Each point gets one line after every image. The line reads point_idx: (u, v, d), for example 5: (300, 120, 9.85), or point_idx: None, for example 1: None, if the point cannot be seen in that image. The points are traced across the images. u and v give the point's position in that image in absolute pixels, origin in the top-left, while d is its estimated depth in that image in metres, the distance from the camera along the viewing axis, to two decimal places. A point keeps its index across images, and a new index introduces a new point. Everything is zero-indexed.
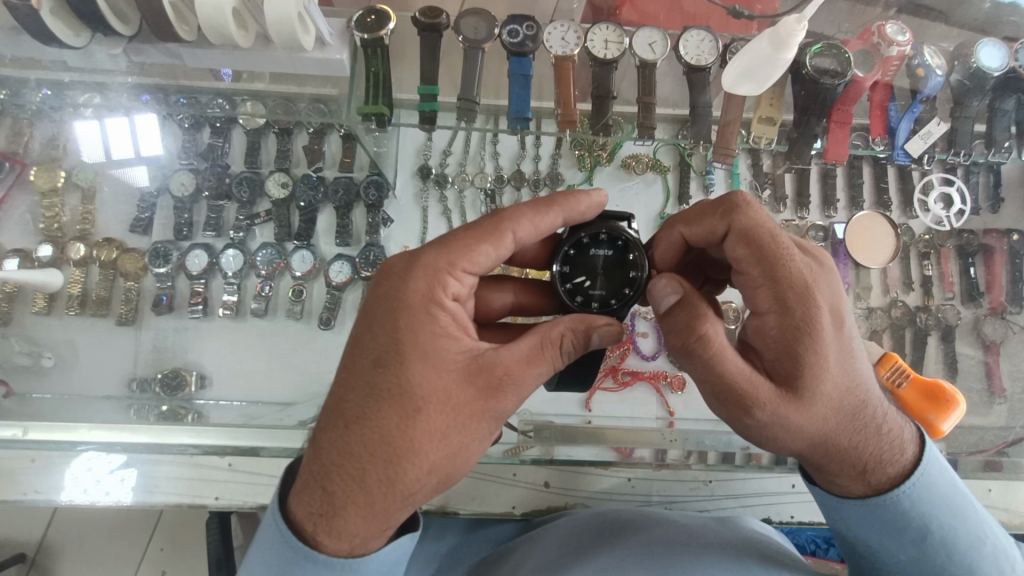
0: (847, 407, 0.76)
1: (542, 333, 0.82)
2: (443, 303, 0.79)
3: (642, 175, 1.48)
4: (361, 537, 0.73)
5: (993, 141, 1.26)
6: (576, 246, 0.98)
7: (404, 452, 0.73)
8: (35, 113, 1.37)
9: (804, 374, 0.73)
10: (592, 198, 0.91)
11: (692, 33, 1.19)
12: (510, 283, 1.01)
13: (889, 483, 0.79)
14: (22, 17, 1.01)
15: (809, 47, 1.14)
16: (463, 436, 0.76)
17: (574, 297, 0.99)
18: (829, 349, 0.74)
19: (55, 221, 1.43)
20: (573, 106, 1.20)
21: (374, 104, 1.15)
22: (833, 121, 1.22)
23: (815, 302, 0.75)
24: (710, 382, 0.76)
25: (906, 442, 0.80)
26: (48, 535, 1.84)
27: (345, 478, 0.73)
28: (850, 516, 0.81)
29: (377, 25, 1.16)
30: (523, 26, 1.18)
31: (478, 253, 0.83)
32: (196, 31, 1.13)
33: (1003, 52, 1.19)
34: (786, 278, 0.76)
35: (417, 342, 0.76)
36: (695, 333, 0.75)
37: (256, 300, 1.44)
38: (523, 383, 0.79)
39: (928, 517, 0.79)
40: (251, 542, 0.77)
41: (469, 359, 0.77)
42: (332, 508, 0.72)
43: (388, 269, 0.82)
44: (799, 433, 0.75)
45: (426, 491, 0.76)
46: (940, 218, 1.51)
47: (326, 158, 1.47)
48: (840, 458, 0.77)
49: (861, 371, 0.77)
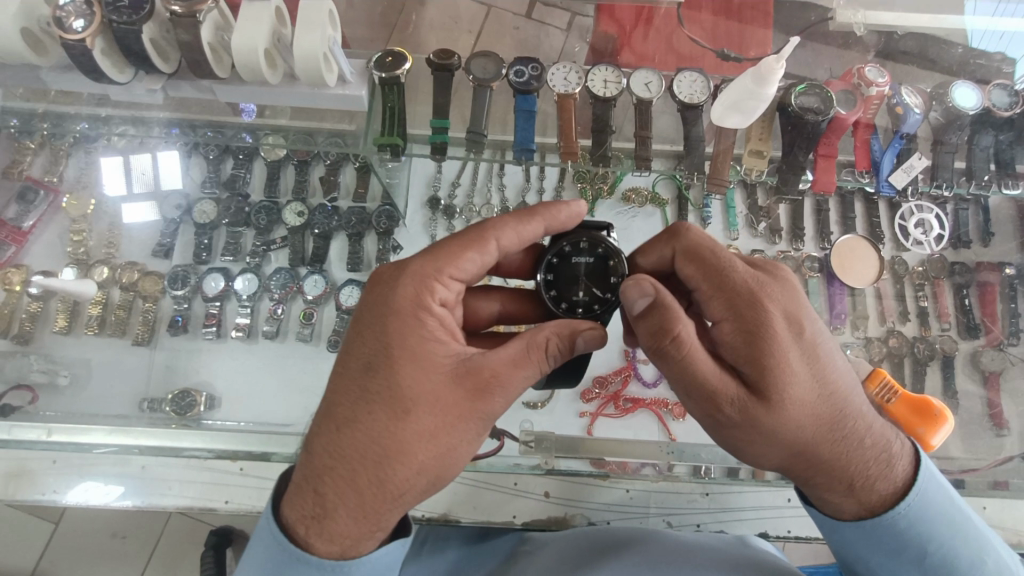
0: (822, 416, 0.78)
1: (528, 338, 0.85)
2: (431, 308, 0.83)
3: (642, 207, 1.55)
4: (352, 538, 0.76)
5: (974, 174, 1.32)
6: (559, 254, 1.04)
7: (393, 453, 0.76)
8: (72, 144, 1.47)
9: (767, 379, 0.76)
10: (571, 208, 0.96)
11: (686, 74, 1.28)
12: (497, 293, 1.07)
13: (881, 501, 0.81)
14: (76, 57, 1.11)
15: (793, 87, 1.22)
16: (451, 437, 0.79)
17: (560, 304, 1.05)
18: (791, 355, 0.77)
19: (82, 245, 1.50)
20: (574, 140, 1.28)
21: (389, 135, 1.24)
22: (819, 154, 1.29)
23: (768, 309, 0.78)
24: (684, 381, 0.79)
25: (895, 457, 0.81)
26: (41, 566, 1.83)
27: (337, 480, 0.76)
28: (848, 535, 0.83)
29: (394, 64, 1.25)
30: (529, 67, 1.28)
31: (464, 261, 0.88)
32: (229, 70, 1.23)
33: (977, 93, 1.29)
34: (737, 287, 0.81)
35: (406, 347, 0.80)
36: (671, 333, 0.77)
37: (268, 322, 1.49)
38: (509, 385, 0.82)
39: (927, 537, 0.81)
40: (248, 545, 0.81)
41: (456, 362, 0.81)
42: (324, 509, 0.76)
43: (379, 278, 0.87)
44: (774, 439, 0.78)
45: (415, 492, 0.79)
46: (923, 243, 1.58)
47: (341, 188, 1.57)
48: (824, 470, 0.79)
49: (834, 378, 0.79)
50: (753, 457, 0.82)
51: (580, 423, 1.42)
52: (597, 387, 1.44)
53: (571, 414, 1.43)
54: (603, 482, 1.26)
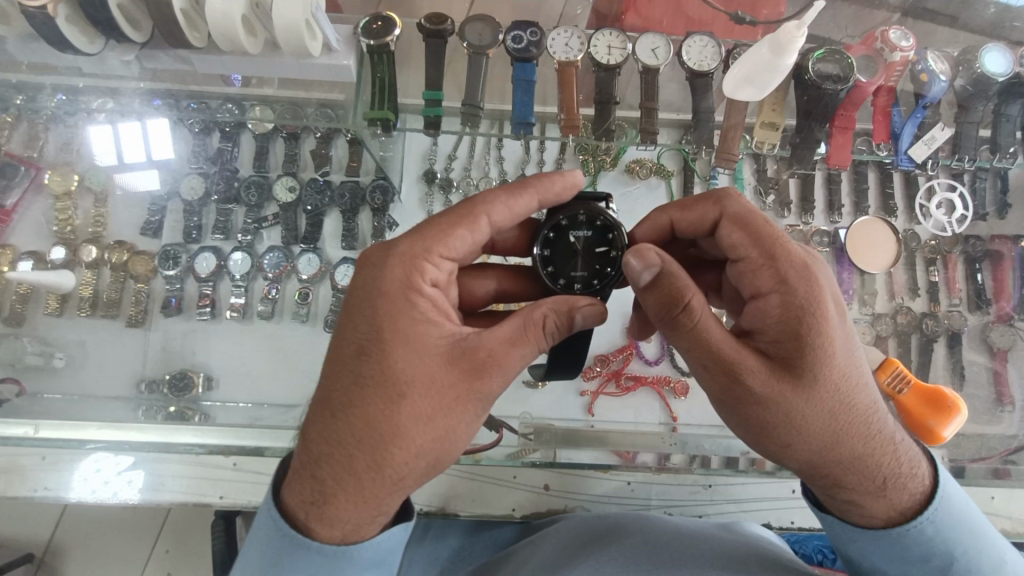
0: (858, 403, 0.74)
1: (523, 315, 0.80)
2: (421, 289, 0.78)
3: (646, 180, 1.48)
4: (353, 523, 0.74)
5: (998, 146, 1.27)
6: (555, 229, 0.98)
7: (390, 437, 0.73)
8: (49, 117, 1.40)
9: (811, 352, 0.72)
10: (567, 178, 0.90)
11: (695, 39, 1.19)
12: (493, 271, 1.02)
13: (911, 506, 0.77)
14: (39, 26, 1.04)
15: (811, 53, 1.14)
16: (449, 418, 0.76)
17: (557, 280, 0.99)
18: (834, 332, 0.74)
19: (68, 223, 1.45)
20: (575, 112, 1.21)
21: (380, 109, 1.17)
22: (835, 126, 1.22)
23: (819, 283, 0.76)
24: (696, 351, 0.76)
25: (918, 458, 0.78)
26: (57, 536, 1.86)
27: (335, 465, 0.73)
28: (875, 546, 0.78)
29: (384, 31, 1.16)
30: (527, 32, 1.19)
31: (453, 238, 0.83)
32: (206, 38, 1.15)
33: (1006, 57, 1.19)
34: (784, 257, 0.77)
35: (398, 330, 0.76)
36: (682, 304, 0.76)
37: (263, 302, 1.47)
38: (507, 365, 0.78)
39: (955, 543, 0.77)
40: (247, 535, 0.78)
41: (450, 343, 0.77)
42: (323, 495, 0.73)
43: (365, 259, 0.82)
44: (802, 427, 0.73)
45: (415, 476, 0.75)
46: (942, 224, 1.50)
47: (333, 162, 1.50)
48: (857, 466, 0.74)
49: (865, 365, 0.76)
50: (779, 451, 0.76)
51: (581, 402, 1.41)
52: (597, 365, 1.42)
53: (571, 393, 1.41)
54: (603, 474, 1.25)
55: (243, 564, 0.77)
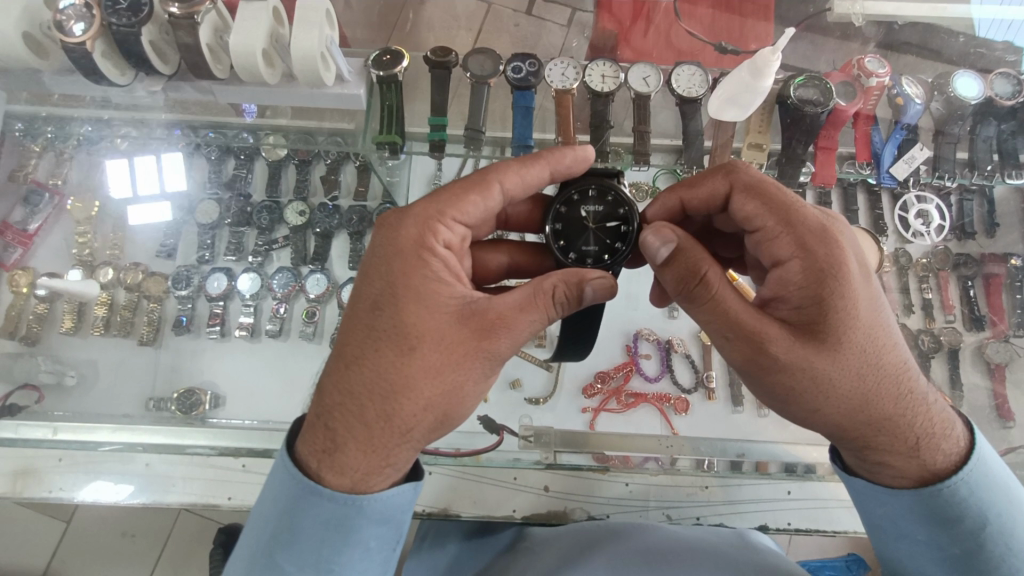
0: (885, 364, 0.79)
1: (534, 285, 0.84)
2: (434, 250, 0.84)
3: (642, 202, 1.52)
4: (362, 471, 0.77)
5: (976, 164, 1.31)
6: (567, 203, 1.02)
7: (399, 389, 0.77)
8: (76, 146, 1.46)
9: (832, 315, 0.78)
10: (577, 152, 0.95)
11: (684, 68, 1.28)
12: (505, 245, 1.07)
13: (945, 465, 0.80)
14: (77, 59, 1.12)
15: (793, 79, 1.22)
16: (458, 374, 0.79)
17: (568, 254, 1.03)
18: (857, 293, 0.79)
19: (86, 247, 1.52)
20: (572, 134, 1.27)
21: (388, 133, 1.25)
22: (818, 147, 1.28)
23: (839, 246, 0.81)
24: (717, 321, 0.81)
25: (953, 420, 0.82)
26: (53, 566, 1.85)
27: (346, 413, 0.78)
28: (906, 507, 0.82)
29: (392, 62, 1.26)
30: (526, 63, 1.29)
31: (468, 204, 0.89)
32: (228, 70, 1.23)
33: (979, 82, 1.27)
34: (801, 223, 0.83)
35: (411, 286, 0.81)
36: (699, 275, 0.82)
37: (271, 321, 1.51)
38: (516, 328, 0.81)
39: (988, 506, 0.80)
40: (264, 485, 0.82)
41: (461, 304, 0.81)
42: (335, 443, 0.77)
43: (382, 223, 0.88)
44: (831, 390, 0.77)
45: (422, 430, 0.79)
46: (923, 234, 1.56)
47: (341, 187, 1.59)
48: (888, 426, 0.78)
49: (891, 326, 0.81)
50: (811, 417, 0.80)
51: (583, 419, 1.42)
52: (598, 382, 1.45)
53: (574, 410, 1.43)
54: (604, 476, 1.25)
55: (258, 511, 0.82)
